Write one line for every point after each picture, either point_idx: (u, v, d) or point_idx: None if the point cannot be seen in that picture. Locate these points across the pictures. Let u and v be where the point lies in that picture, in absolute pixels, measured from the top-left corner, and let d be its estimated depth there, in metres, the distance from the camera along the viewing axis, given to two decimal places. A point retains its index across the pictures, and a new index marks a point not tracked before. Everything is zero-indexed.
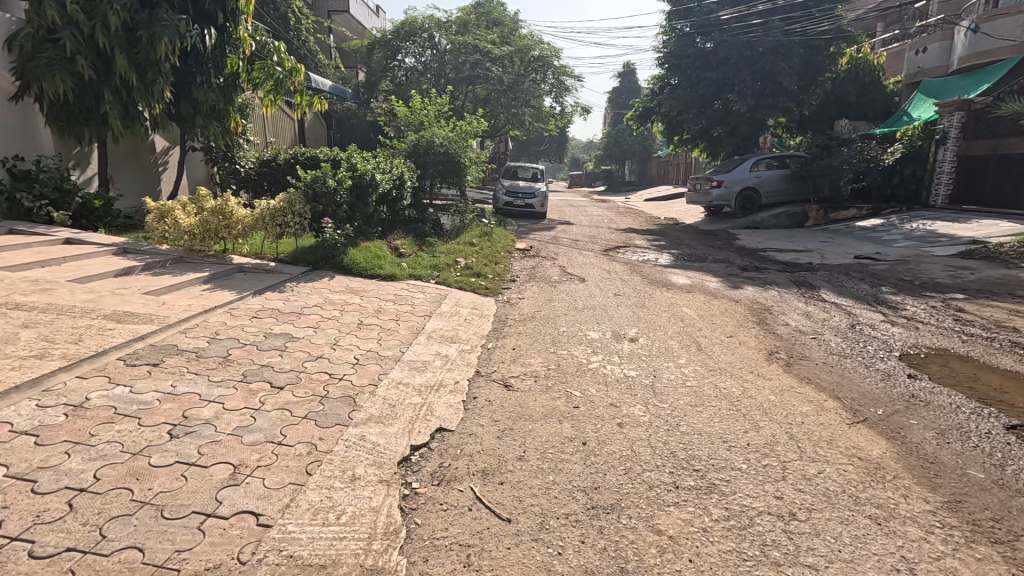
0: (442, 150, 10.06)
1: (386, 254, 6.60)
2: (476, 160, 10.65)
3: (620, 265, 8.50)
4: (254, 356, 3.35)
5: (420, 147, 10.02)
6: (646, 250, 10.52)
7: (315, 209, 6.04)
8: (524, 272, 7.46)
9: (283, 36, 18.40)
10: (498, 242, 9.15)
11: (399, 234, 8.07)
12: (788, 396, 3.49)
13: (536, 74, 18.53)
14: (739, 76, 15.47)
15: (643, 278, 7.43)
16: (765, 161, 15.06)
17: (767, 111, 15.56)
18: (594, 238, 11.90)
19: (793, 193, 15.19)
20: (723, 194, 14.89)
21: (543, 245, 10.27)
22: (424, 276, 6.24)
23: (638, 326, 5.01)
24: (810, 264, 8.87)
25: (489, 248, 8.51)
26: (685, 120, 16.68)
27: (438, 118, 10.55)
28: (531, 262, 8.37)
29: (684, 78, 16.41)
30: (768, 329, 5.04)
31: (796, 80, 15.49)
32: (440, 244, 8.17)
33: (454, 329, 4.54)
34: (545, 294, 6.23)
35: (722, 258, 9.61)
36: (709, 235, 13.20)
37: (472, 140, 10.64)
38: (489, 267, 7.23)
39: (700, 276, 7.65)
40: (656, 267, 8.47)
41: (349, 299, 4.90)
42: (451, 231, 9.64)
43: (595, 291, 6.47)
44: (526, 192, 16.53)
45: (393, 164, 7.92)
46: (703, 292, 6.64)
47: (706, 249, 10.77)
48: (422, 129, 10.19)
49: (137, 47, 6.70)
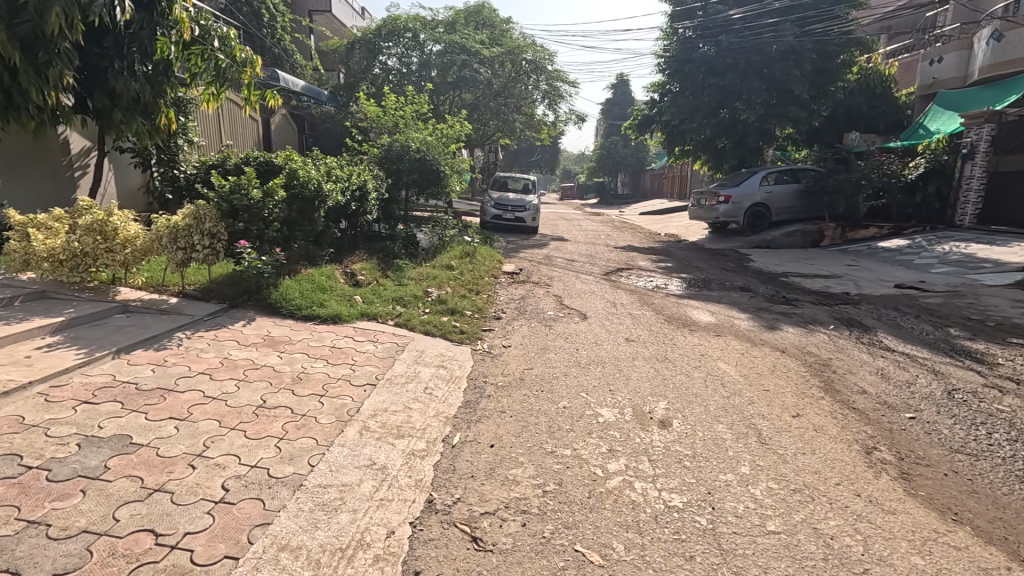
0: (419, 157, 8.68)
1: (336, 285, 5.19)
2: (457, 170, 9.34)
3: (626, 295, 7.15)
4: (23, 504, 1.88)
5: (394, 153, 8.64)
6: (653, 274, 9.19)
7: (235, 229, 4.53)
8: (512, 306, 6.07)
9: (254, 32, 16.98)
10: (482, 265, 7.81)
11: (361, 255, 6.66)
12: (952, 564, 2.07)
13: (528, 79, 17.30)
14: (746, 83, 14.34)
15: (657, 313, 6.08)
16: (775, 174, 13.88)
17: (777, 121, 14.42)
18: (592, 259, 10.56)
19: (806, 210, 14.01)
20: (730, 209, 13.71)
21: (536, 268, 8.90)
22: (381, 315, 4.82)
23: (665, 397, 3.62)
24: (847, 294, 7.56)
25: (470, 273, 7.15)
26: (687, 130, 15.49)
27: (415, 121, 9.17)
28: (521, 290, 6.98)
29: (687, 86, 15.28)
30: (843, 402, 3.68)
31: (807, 88, 14.39)
32: (410, 268, 6.79)
33: (406, 410, 3.12)
34: (537, 339, 4.84)
35: (741, 285, 8.32)
36: (718, 254, 11.92)
37: (453, 146, 9.30)
38: (467, 299, 5.84)
39: (725, 311, 6.32)
40: (669, 297, 7.15)
41: (261, 358, 3.47)
42: (428, 250, 8.31)
43: (600, 335, 5.08)
44: (517, 205, 15.21)
45: (354, 172, 6.50)
46: (735, 335, 5.30)
47: (719, 273, 9.45)
48: (396, 133, 8.83)
49: (23, 19, 5.23)
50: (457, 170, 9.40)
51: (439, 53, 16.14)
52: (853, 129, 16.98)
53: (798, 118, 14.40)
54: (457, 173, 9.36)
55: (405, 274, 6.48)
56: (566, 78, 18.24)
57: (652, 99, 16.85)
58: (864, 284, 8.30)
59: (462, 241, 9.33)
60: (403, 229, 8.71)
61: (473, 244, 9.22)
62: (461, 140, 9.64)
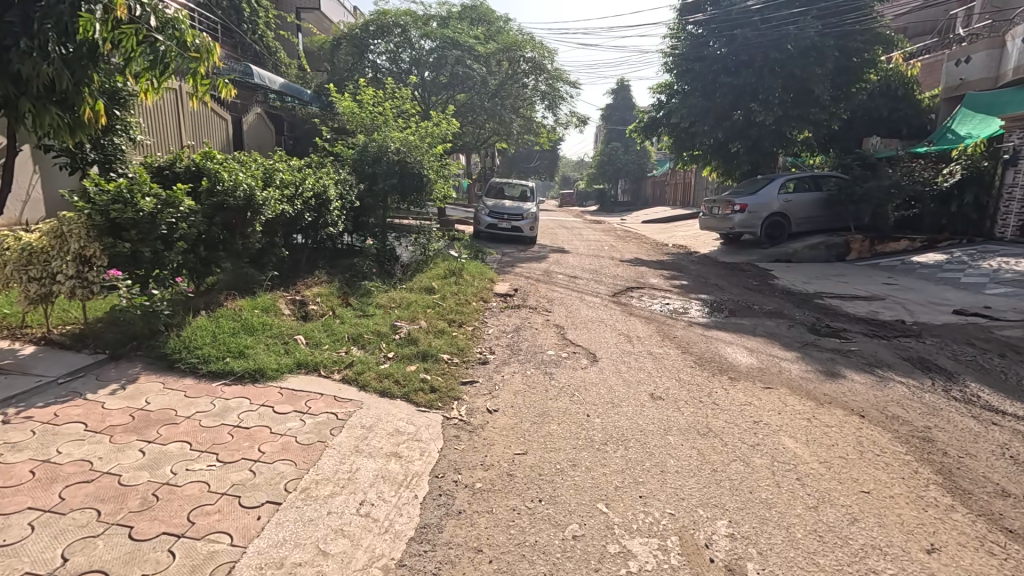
0: (398, 160, 7.50)
1: (272, 321, 4.01)
2: (443, 177, 8.17)
3: (642, 325, 5.95)
4: None
5: (369, 156, 7.47)
6: (668, 294, 8.01)
7: (120, 255, 3.29)
8: (502, 343, 4.85)
9: (234, 27, 15.85)
10: (471, 286, 6.61)
11: (319, 277, 5.48)
12: None
13: (526, 78, 16.17)
14: (763, 82, 13.23)
15: (683, 353, 4.87)
16: (794, 180, 12.74)
17: (795, 123, 13.30)
18: (596, 275, 9.37)
19: (828, 220, 12.87)
20: (747, 219, 12.56)
21: (534, 288, 7.69)
22: (326, 365, 3.61)
23: (724, 512, 2.42)
24: (903, 323, 6.37)
25: (453, 297, 5.98)
26: (698, 133, 14.34)
27: (395, 119, 7.99)
28: (514, 318, 5.80)
29: (697, 85, 14.15)
30: (991, 519, 2.47)
31: (829, 88, 13.28)
32: (381, 293, 5.61)
33: (315, 563, 1.90)
34: (533, 399, 3.63)
35: (771, 309, 7.16)
36: (736, 270, 10.75)
37: (439, 147, 8.12)
38: (447, 334, 4.65)
39: (766, 349, 5.12)
40: (693, 327, 5.96)
41: (107, 457, 2.26)
42: (409, 269, 7.15)
43: (616, 390, 3.87)
44: (514, 214, 14.04)
45: (310, 176, 5.30)
46: (788, 388, 4.10)
47: (743, 293, 8.28)
48: (372, 133, 7.65)
49: None
50: (443, 176, 8.21)
51: (431, 50, 15.01)
52: (874, 134, 15.85)
53: (819, 120, 13.27)
54: (443, 179, 8.18)
55: (372, 301, 5.29)
56: (567, 78, 17.12)
57: (659, 100, 15.74)
58: (916, 309, 7.11)
59: (449, 256, 8.17)
60: (379, 242, 7.54)
61: (462, 260, 8.05)
62: (448, 141, 8.47)
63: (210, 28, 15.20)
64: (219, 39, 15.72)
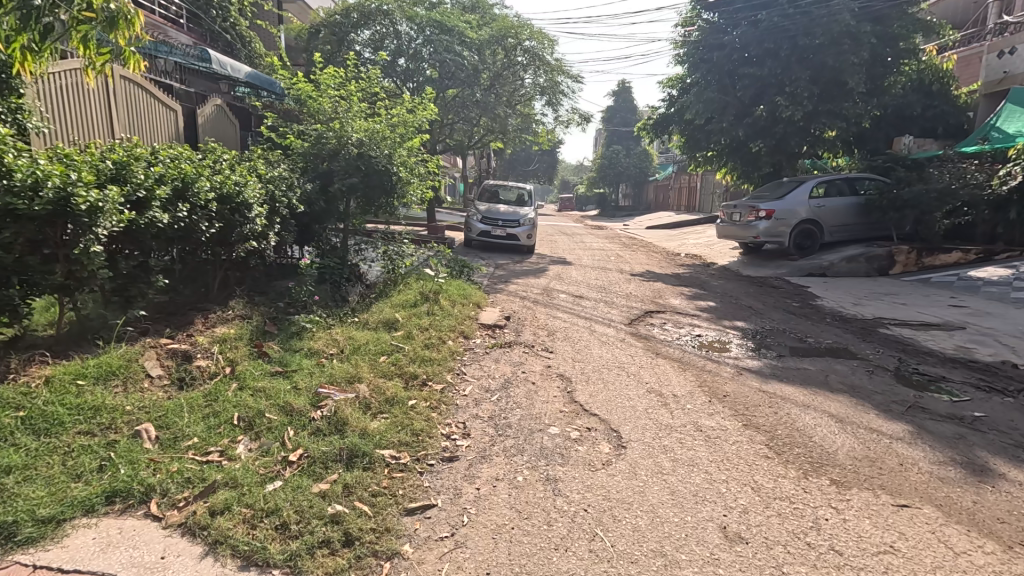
0: (358, 154, 6.00)
1: (104, 402, 2.52)
2: (419, 175, 6.64)
3: (676, 373, 4.42)
4: None
5: (320, 151, 5.97)
6: (697, 322, 6.51)
7: None
8: (481, 416, 3.32)
9: (201, 13, 14.34)
10: (449, 317, 5.09)
11: (230, 315, 3.95)
12: None
13: (525, 73, 14.94)
14: (790, 72, 11.79)
15: (748, 431, 3.34)
16: (825, 183, 11.27)
17: (827, 119, 11.85)
18: (606, 294, 7.85)
19: (863, 229, 11.40)
20: (773, 227, 11.09)
21: (529, 315, 6.17)
22: (159, 496, 2.11)
23: None
24: (1016, 369, 4.83)
25: (421, 335, 4.46)
26: (715, 130, 12.87)
27: (360, 104, 6.47)
28: (504, 366, 4.28)
29: (715, 77, 12.74)
30: None
31: (864, 79, 11.85)
32: (320, 334, 4.08)
33: None
34: (526, 553, 2.09)
35: (830, 344, 5.67)
36: (767, 286, 9.25)
37: (414, 140, 6.62)
38: (400, 406, 3.12)
39: (862, 420, 3.59)
40: (747, 377, 4.43)
41: None
42: (374, 294, 5.63)
43: (664, 523, 2.33)
44: (509, 220, 12.55)
45: (208, 173, 3.78)
46: (933, 507, 2.57)
47: (787, 318, 6.78)
48: (328, 122, 6.15)
49: None
50: (419, 175, 6.67)
51: (420, 41, 13.58)
52: (906, 133, 14.40)
53: (853, 116, 11.82)
54: (418, 177, 6.64)
55: (302, 349, 3.77)
56: (568, 71, 15.74)
57: (669, 95, 14.30)
58: (1018, 346, 5.59)
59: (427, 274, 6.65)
60: (338, 258, 6.02)
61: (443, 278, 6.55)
62: (425, 132, 6.98)
63: (175, 13, 13.71)
64: (184, 25, 14.24)
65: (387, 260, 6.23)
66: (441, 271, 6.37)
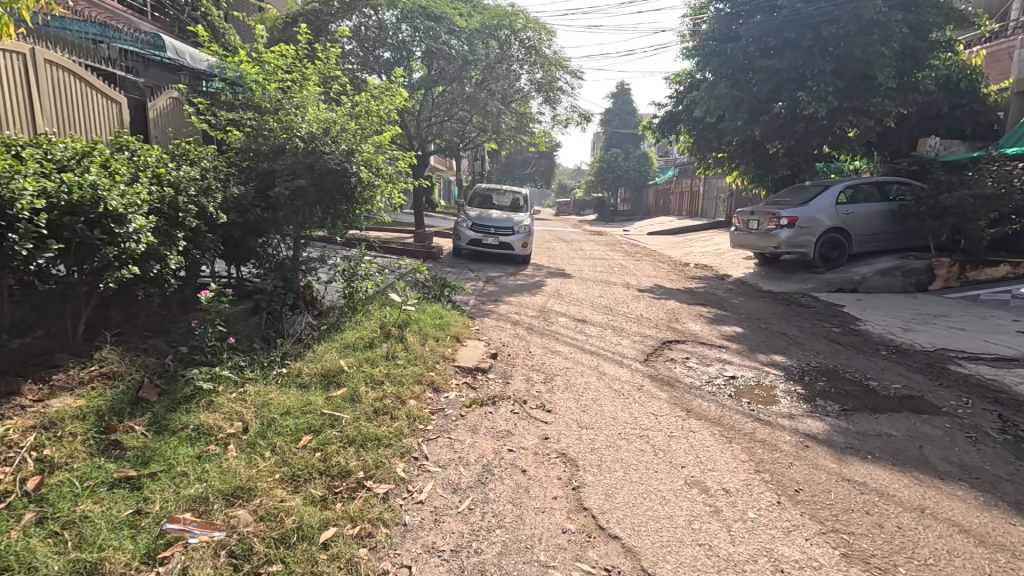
0: (307, 151, 4.83)
1: None
2: (388, 177, 5.48)
3: (720, 447, 3.24)
4: None
5: (259, 145, 4.79)
6: (727, 356, 5.35)
7: None
8: (440, 552, 2.12)
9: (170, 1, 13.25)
10: (416, 364, 3.88)
11: (90, 375, 2.83)
12: None
13: (523, 71, 14.00)
14: (813, 65, 10.67)
15: (850, 571, 2.16)
16: (851, 188, 10.16)
17: (853, 116, 10.73)
18: (614, 318, 6.70)
19: (895, 239, 10.26)
20: (797, 236, 9.94)
21: (521, 350, 5.00)
22: None
23: None
24: None
25: (370, 398, 3.25)
26: (728, 129, 11.76)
27: (316, 89, 5.30)
28: (484, 440, 3.12)
29: (728, 71, 11.66)
30: None
31: (894, 73, 10.74)
32: (222, 401, 2.88)
33: None
34: None
35: (900, 391, 4.50)
36: (795, 305, 8.11)
37: (380, 133, 5.45)
38: (301, 548, 1.96)
39: (1012, 541, 2.41)
40: (818, 451, 3.24)
41: None
42: (324, 329, 4.42)
43: None
44: (502, 227, 11.32)
45: (29, 174, 2.65)
46: None
47: (834, 351, 5.62)
48: (273, 110, 5.00)
49: None
50: (389, 176, 5.50)
51: (407, 32, 12.46)
52: (933, 134, 13.31)
53: (881, 113, 10.70)
54: (386, 179, 5.47)
55: (184, 429, 2.58)
56: (568, 66, 14.66)
57: (676, 91, 13.21)
58: None
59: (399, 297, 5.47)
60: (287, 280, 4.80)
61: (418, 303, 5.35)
62: (396, 125, 5.82)
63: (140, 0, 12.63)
64: (151, 13, 13.20)
65: (346, 280, 5.02)
66: (413, 295, 5.18)
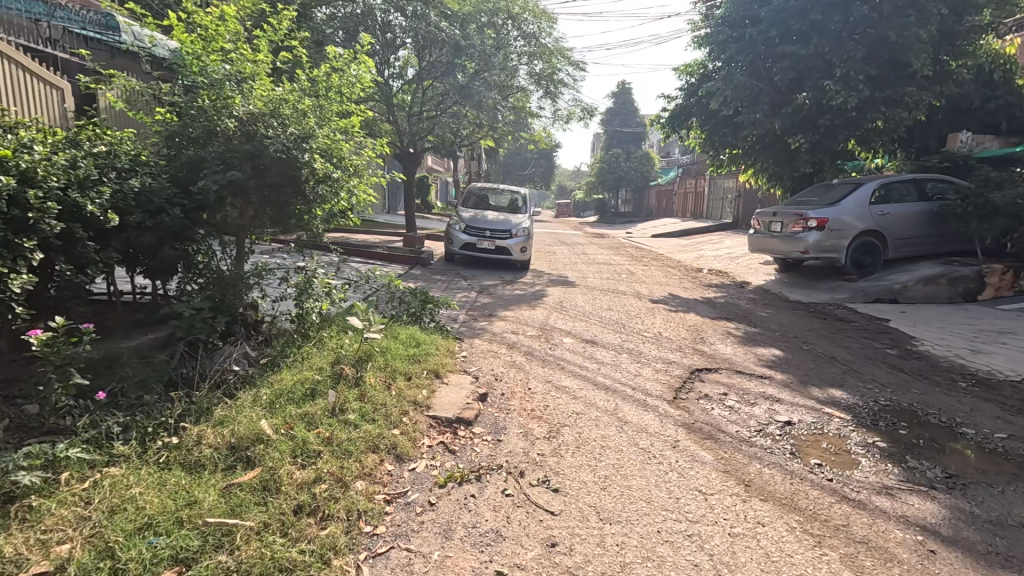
0: (245, 136, 3.81)
1: None
2: (353, 170, 4.47)
3: (808, 557, 2.20)
4: None
5: (182, 126, 3.76)
6: (773, 392, 4.31)
7: None
8: None
9: None
10: (371, 423, 2.83)
11: None
12: None
13: (521, 63, 13.06)
14: (841, 50, 9.67)
15: None
16: (885, 187, 9.16)
17: (884, 108, 9.73)
18: (627, 338, 5.66)
19: (934, 243, 9.24)
20: (828, 240, 8.92)
21: (516, 388, 3.94)
22: None
23: None
24: None
25: (294, 487, 2.22)
26: (745, 123, 10.77)
27: (262, 59, 4.28)
28: (459, 554, 2.08)
29: (746, 59, 10.66)
30: None
31: (930, 60, 9.74)
32: (46, 508, 1.87)
33: None
34: None
35: (1009, 443, 3.47)
36: (832, 319, 7.08)
37: (343, 116, 4.44)
38: None
39: None
40: (954, 564, 2.20)
41: None
42: (260, 367, 3.39)
43: None
44: (499, 229, 10.30)
45: None
46: None
47: (901, 382, 4.58)
48: (207, 85, 3.95)
49: None
50: (354, 169, 4.49)
51: (394, 17, 11.47)
52: (964, 129, 12.27)
53: (916, 103, 9.69)
54: (351, 172, 4.47)
55: None
56: (569, 57, 13.66)
57: (686, 83, 12.19)
58: None
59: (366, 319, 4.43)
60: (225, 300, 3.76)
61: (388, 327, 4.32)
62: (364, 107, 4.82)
63: None
64: None
65: (296, 298, 3.96)
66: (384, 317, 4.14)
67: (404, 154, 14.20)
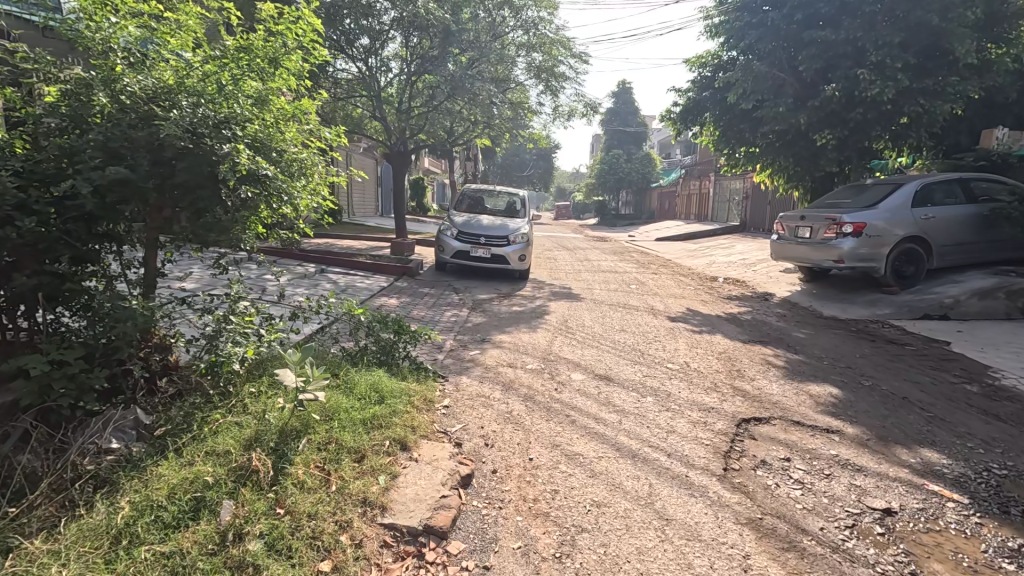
0: (142, 122, 2.78)
1: None
2: (299, 170, 3.41)
3: None
4: None
5: (55, 101, 2.73)
6: (848, 456, 3.28)
7: None
8: None
9: None
10: (284, 560, 1.83)
11: None
12: None
13: (519, 54, 12.11)
14: (875, 35, 8.68)
15: None
16: (927, 189, 8.18)
17: (924, 99, 8.74)
18: (648, 373, 4.63)
19: (982, 251, 8.25)
20: (865, 247, 7.91)
21: (510, 462, 2.91)
22: None
23: None
24: None
25: None
26: (766, 117, 9.77)
27: (181, 22, 3.25)
28: None
29: (766, 47, 9.68)
30: None
31: (974, 45, 8.76)
32: None
33: None
34: None
35: None
36: (883, 342, 6.07)
37: (288, 99, 3.43)
38: None
39: None
40: None
41: None
42: (146, 445, 2.41)
43: None
44: (495, 235, 9.29)
45: None
46: None
47: (1010, 438, 3.56)
48: (94, 44, 2.90)
49: None
50: (302, 170, 3.44)
51: (381, 3, 10.54)
52: (1000, 125, 11.29)
53: (959, 94, 8.71)
54: (296, 174, 3.41)
55: None
56: (571, 48, 12.68)
57: (699, 74, 11.21)
58: None
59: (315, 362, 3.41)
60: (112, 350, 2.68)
61: (342, 374, 3.29)
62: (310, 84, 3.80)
63: None
64: None
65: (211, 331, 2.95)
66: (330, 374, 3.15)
67: (394, 153, 13.16)
